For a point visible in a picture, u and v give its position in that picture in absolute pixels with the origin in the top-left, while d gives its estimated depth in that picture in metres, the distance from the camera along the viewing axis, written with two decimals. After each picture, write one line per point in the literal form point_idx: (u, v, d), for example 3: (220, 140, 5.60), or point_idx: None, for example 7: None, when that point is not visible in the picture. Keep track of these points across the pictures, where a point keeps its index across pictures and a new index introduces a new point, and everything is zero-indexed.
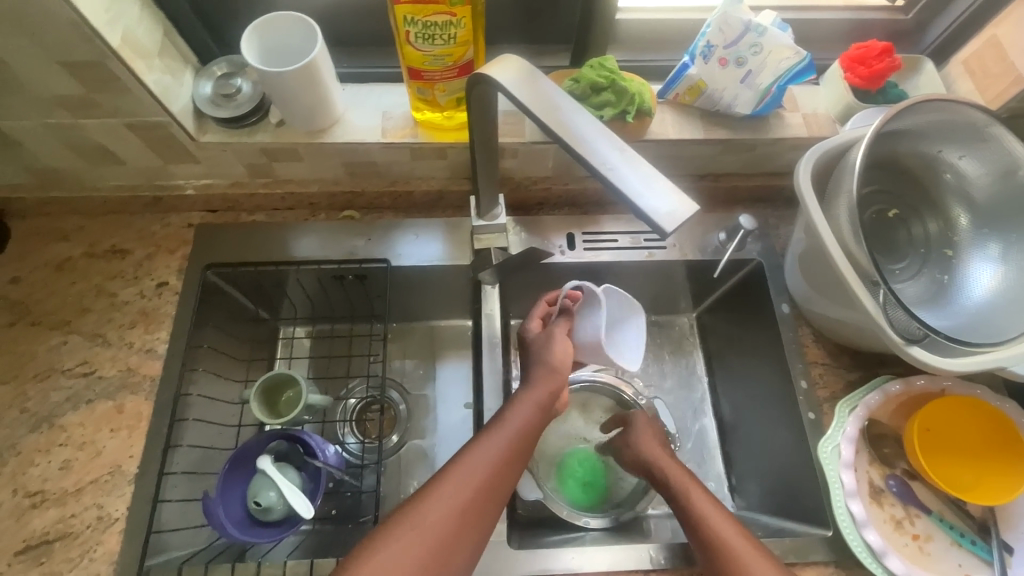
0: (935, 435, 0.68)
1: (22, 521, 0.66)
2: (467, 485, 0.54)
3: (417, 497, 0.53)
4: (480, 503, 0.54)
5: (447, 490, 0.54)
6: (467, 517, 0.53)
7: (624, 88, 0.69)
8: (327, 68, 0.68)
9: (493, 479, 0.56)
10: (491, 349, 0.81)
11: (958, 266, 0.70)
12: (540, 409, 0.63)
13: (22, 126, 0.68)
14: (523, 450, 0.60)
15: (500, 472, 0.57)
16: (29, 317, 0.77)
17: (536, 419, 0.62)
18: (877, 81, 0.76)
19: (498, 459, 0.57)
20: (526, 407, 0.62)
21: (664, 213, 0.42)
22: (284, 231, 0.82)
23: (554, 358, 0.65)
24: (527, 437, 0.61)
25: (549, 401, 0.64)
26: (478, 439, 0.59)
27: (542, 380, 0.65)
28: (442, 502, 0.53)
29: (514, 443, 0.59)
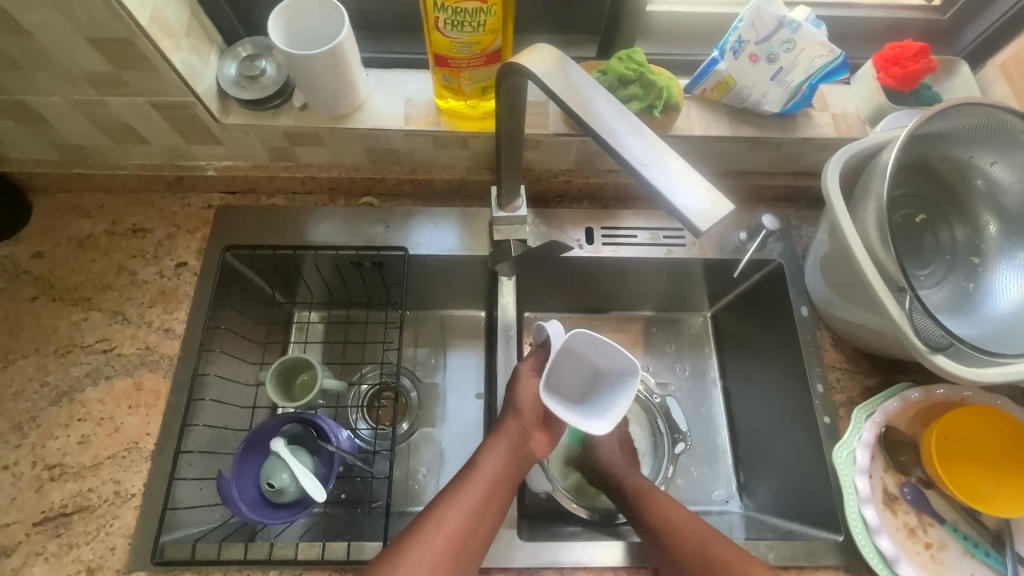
0: (953, 444, 0.68)
1: (41, 492, 0.67)
2: (442, 533, 0.58)
3: (396, 545, 0.57)
4: (457, 549, 0.58)
5: (424, 539, 0.57)
6: (443, 566, 0.56)
7: (652, 82, 0.68)
8: (353, 53, 0.68)
9: (469, 525, 0.59)
10: (506, 340, 0.81)
11: (984, 275, 0.69)
12: (513, 453, 0.66)
13: (49, 102, 0.68)
14: (498, 494, 0.63)
15: (475, 517, 0.60)
16: (51, 292, 0.78)
17: (509, 463, 0.66)
18: (910, 83, 0.74)
19: (473, 505, 0.61)
20: (498, 452, 0.66)
21: (698, 210, 0.42)
22: (304, 215, 0.83)
23: (523, 403, 0.69)
24: (501, 482, 0.64)
25: (521, 444, 0.68)
26: (453, 487, 0.63)
27: (515, 424, 0.68)
28: (419, 549, 0.56)
29: (488, 491, 0.63)
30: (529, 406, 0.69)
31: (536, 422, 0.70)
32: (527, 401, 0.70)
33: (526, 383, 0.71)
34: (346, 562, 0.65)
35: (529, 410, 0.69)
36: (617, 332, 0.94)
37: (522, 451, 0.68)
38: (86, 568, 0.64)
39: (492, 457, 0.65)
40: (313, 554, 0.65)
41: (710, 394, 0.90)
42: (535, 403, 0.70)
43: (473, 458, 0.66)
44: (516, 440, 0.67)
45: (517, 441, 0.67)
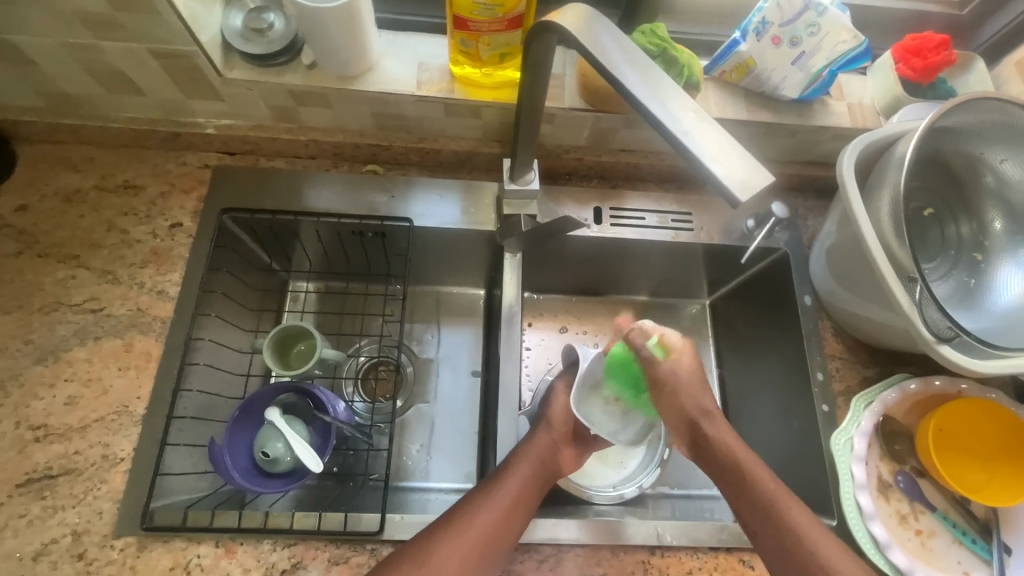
0: (947, 435, 0.69)
1: (25, 453, 0.65)
2: (471, 532, 0.58)
3: (425, 539, 0.57)
4: (484, 547, 0.58)
5: (454, 536, 0.57)
6: (470, 564, 0.56)
7: (675, 58, 0.66)
8: (367, 10, 0.65)
9: (497, 525, 0.59)
10: (509, 325, 0.78)
11: (987, 270, 0.70)
12: (543, 464, 0.66)
13: (40, 43, 0.64)
14: (528, 499, 0.63)
15: (505, 520, 0.60)
16: (36, 247, 0.74)
17: (538, 472, 0.65)
18: (930, 74, 0.74)
19: (502, 507, 0.60)
20: (529, 460, 0.65)
21: (737, 182, 0.41)
22: (304, 180, 0.80)
23: (555, 419, 0.70)
24: (531, 489, 0.63)
25: (551, 456, 0.67)
26: (482, 488, 0.62)
27: (546, 437, 0.68)
28: (449, 545, 0.57)
29: (518, 496, 0.62)
30: (561, 421, 0.70)
31: (566, 438, 0.70)
32: (560, 416, 0.71)
33: (561, 403, 0.73)
34: (343, 533, 0.64)
35: (561, 425, 0.70)
36: (618, 315, 0.94)
37: (551, 462, 0.67)
38: (71, 532, 0.62)
39: (523, 463, 0.65)
40: (308, 524, 0.64)
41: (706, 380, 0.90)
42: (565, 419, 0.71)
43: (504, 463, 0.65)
44: (546, 451, 0.67)
45: (547, 452, 0.67)
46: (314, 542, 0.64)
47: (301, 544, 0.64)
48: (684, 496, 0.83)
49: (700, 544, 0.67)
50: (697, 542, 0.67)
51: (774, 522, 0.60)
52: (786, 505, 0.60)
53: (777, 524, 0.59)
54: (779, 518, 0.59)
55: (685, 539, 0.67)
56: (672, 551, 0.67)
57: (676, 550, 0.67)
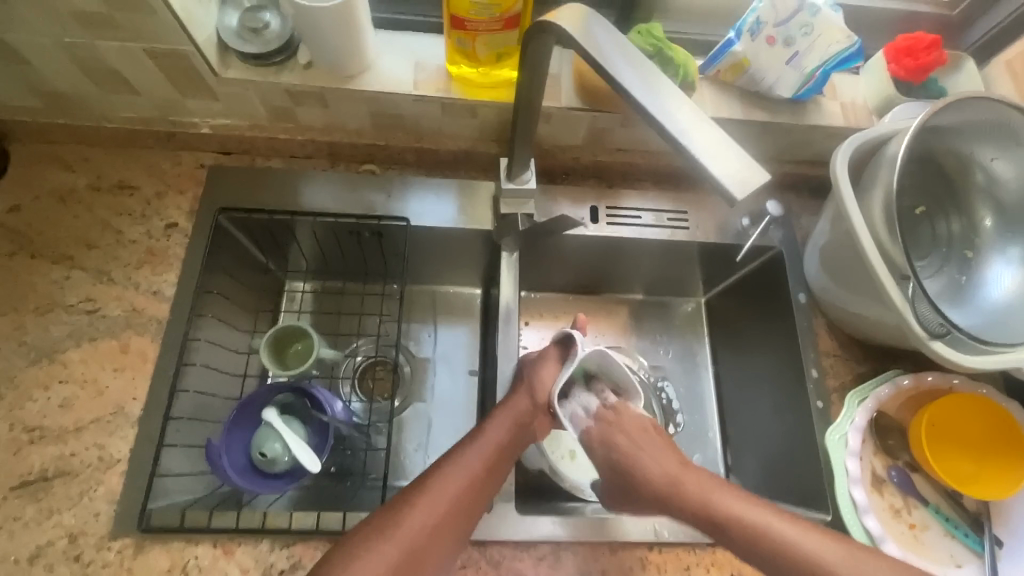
0: (939, 430, 0.70)
1: (20, 455, 0.64)
2: (442, 497, 0.58)
3: (397, 503, 0.57)
4: (455, 512, 0.58)
5: (425, 501, 0.57)
6: (441, 528, 0.57)
7: (671, 57, 0.67)
8: (364, 10, 0.65)
9: (466, 490, 0.59)
10: (506, 322, 0.78)
11: (978, 267, 0.71)
12: (518, 430, 0.66)
13: (34, 42, 0.64)
14: (499, 466, 0.63)
15: (476, 485, 0.60)
16: (29, 248, 0.73)
17: (512, 438, 0.65)
18: (920, 75, 0.75)
19: (473, 473, 0.61)
20: (502, 426, 0.65)
21: (735, 179, 0.41)
22: (301, 179, 0.80)
23: (540, 385, 0.68)
24: (503, 456, 0.64)
25: (528, 422, 0.67)
26: (454, 454, 0.62)
27: (524, 402, 0.67)
28: (420, 508, 0.57)
29: (489, 463, 0.62)
30: (544, 390, 0.68)
31: (546, 407, 0.68)
32: (544, 383, 0.69)
33: (548, 369, 0.70)
34: (341, 532, 0.64)
35: (543, 394, 0.68)
36: (614, 313, 0.95)
37: (526, 427, 0.67)
38: (68, 534, 0.62)
39: (495, 429, 0.65)
40: (306, 524, 0.64)
41: (702, 378, 0.91)
42: (547, 386, 0.69)
43: (475, 429, 0.65)
44: (522, 417, 0.66)
45: (523, 418, 0.66)
46: (313, 542, 0.64)
47: (299, 544, 0.64)
48: None
49: (697, 539, 0.67)
50: (694, 538, 0.67)
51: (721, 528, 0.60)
52: (735, 507, 0.60)
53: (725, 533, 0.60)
54: (721, 526, 0.60)
55: (683, 535, 0.67)
56: (670, 547, 0.67)
57: (674, 546, 0.67)
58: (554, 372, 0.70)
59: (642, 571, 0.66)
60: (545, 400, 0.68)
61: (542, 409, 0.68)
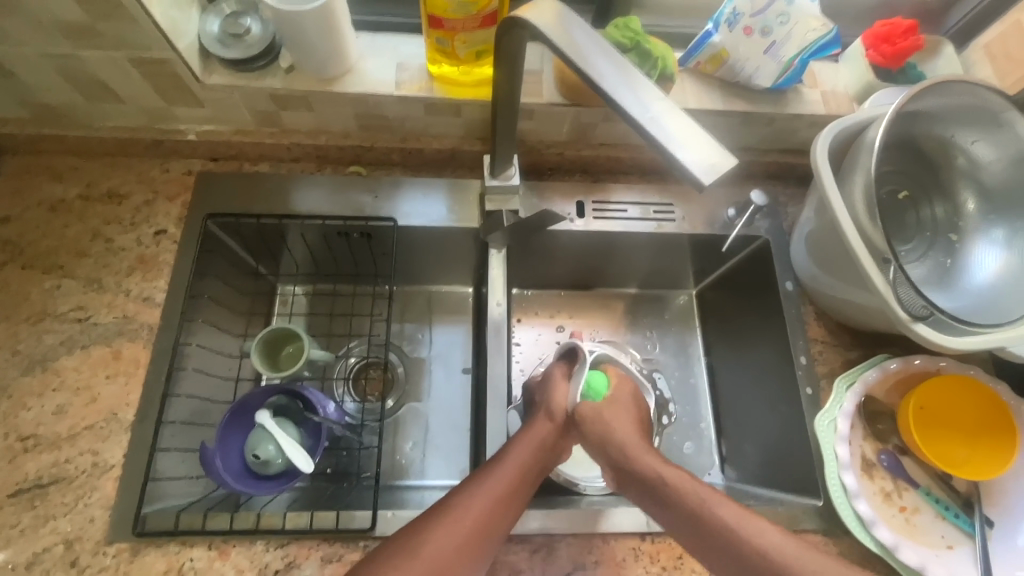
0: (928, 413, 0.71)
1: (15, 463, 0.65)
2: (466, 519, 0.56)
3: (419, 526, 0.56)
4: (480, 536, 0.56)
5: (449, 524, 0.55)
6: (465, 553, 0.54)
7: (649, 51, 0.67)
8: (344, 12, 0.66)
9: (491, 513, 0.57)
10: (496, 332, 0.78)
11: (963, 250, 0.71)
12: (540, 451, 0.65)
13: (18, 54, 0.65)
14: (523, 489, 0.61)
15: (501, 508, 0.58)
16: (21, 258, 0.74)
17: (537, 458, 0.64)
18: (899, 60, 0.75)
19: (498, 496, 0.59)
20: (528, 448, 0.64)
21: (703, 166, 0.42)
22: (289, 183, 0.80)
23: (559, 403, 0.69)
24: (528, 478, 0.62)
25: (550, 443, 0.66)
26: (478, 476, 0.61)
27: (545, 423, 0.67)
28: (443, 532, 0.55)
29: (514, 483, 0.60)
30: (563, 407, 0.69)
31: (566, 423, 0.69)
32: (561, 402, 0.70)
33: (561, 388, 0.71)
34: (335, 531, 0.65)
35: (563, 411, 0.69)
36: (606, 307, 0.95)
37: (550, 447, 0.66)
38: (64, 540, 0.63)
39: (520, 450, 0.64)
40: (301, 523, 0.65)
41: (694, 369, 0.91)
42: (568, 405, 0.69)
43: (500, 451, 0.64)
44: (546, 437, 0.66)
45: (544, 439, 0.66)
46: (308, 541, 0.65)
47: (294, 544, 0.65)
48: None
49: None
50: None
51: (706, 535, 0.55)
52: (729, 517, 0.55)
53: (708, 539, 0.55)
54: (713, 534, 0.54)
55: None
56: (662, 537, 0.67)
57: (666, 536, 0.68)
58: (567, 390, 0.71)
59: (635, 562, 0.66)
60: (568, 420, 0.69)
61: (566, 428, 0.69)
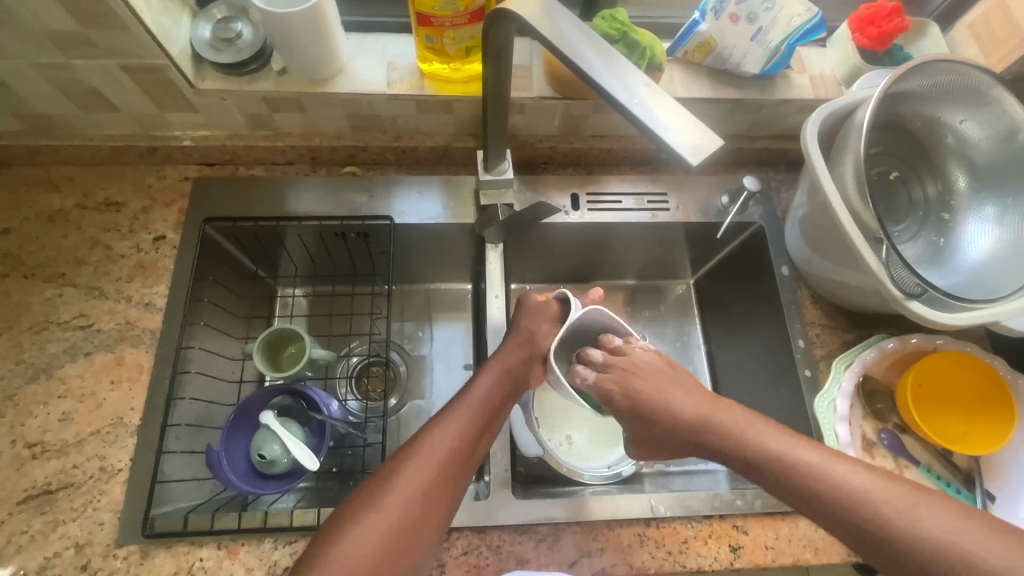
0: (926, 391, 0.71)
1: (22, 471, 0.66)
2: (429, 459, 0.56)
3: (385, 471, 0.56)
4: (444, 474, 0.56)
5: (411, 465, 0.55)
6: (429, 493, 0.54)
7: (636, 40, 0.68)
8: (333, 13, 0.67)
9: (454, 450, 0.57)
10: (494, 332, 0.79)
11: (955, 228, 0.72)
12: (505, 383, 0.64)
13: (13, 66, 0.65)
14: (487, 423, 0.61)
15: (464, 444, 0.58)
16: (22, 268, 0.75)
17: (502, 391, 0.63)
18: (885, 42, 0.76)
19: (461, 434, 0.58)
20: (491, 380, 0.64)
21: (690, 148, 0.42)
22: (285, 186, 0.81)
23: (542, 342, 0.66)
24: (491, 412, 0.62)
25: (518, 372, 0.65)
26: (443, 414, 0.60)
27: (511, 352, 0.66)
28: (407, 472, 0.55)
29: (478, 418, 0.61)
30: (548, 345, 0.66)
31: (538, 357, 0.66)
32: (542, 338, 0.66)
33: (544, 325, 0.68)
34: None
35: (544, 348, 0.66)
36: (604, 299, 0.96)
37: (519, 376, 0.65)
38: (74, 545, 0.63)
39: (483, 383, 0.64)
40: (307, 521, 0.65)
41: (694, 357, 0.92)
42: (547, 343, 0.66)
43: (463, 389, 0.63)
44: (512, 369, 0.65)
45: (512, 369, 0.65)
46: (316, 538, 0.65)
47: (302, 541, 0.65)
48: (680, 472, 0.84)
49: (693, 513, 0.68)
50: (692, 511, 0.68)
51: (760, 469, 0.55)
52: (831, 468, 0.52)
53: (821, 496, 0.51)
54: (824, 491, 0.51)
55: (679, 509, 0.68)
56: (667, 523, 0.68)
57: (671, 521, 0.68)
58: (551, 331, 0.67)
59: (641, 548, 0.67)
60: (544, 352, 0.66)
61: (538, 357, 0.66)
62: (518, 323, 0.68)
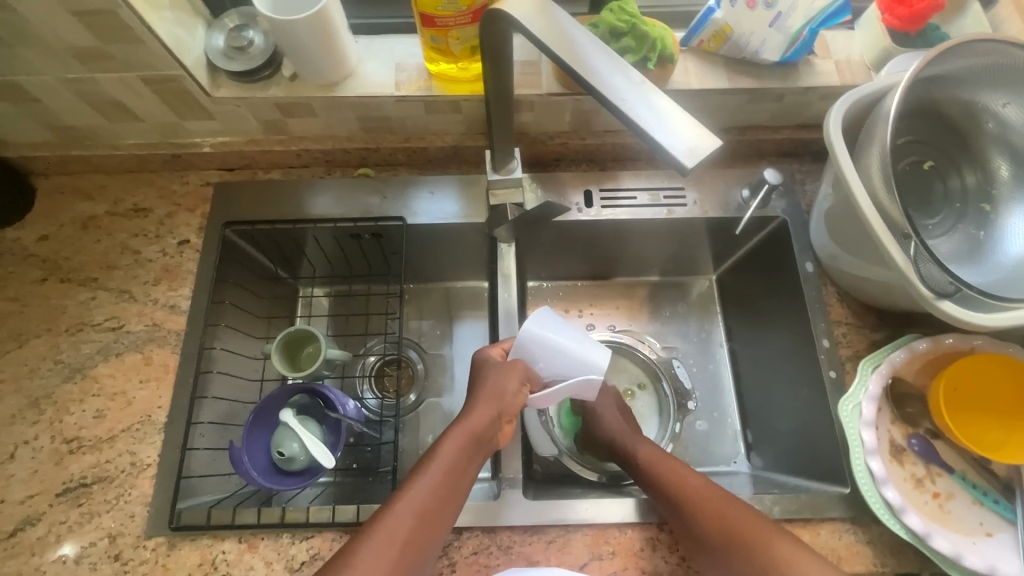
0: (962, 394, 0.67)
1: (61, 465, 0.70)
2: (395, 534, 0.54)
3: (347, 548, 0.54)
4: (410, 549, 0.55)
5: (377, 540, 0.54)
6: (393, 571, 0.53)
7: (646, 33, 0.66)
8: (339, 17, 0.67)
9: (419, 526, 0.56)
10: (508, 320, 0.79)
11: (996, 221, 0.67)
12: (473, 446, 0.62)
13: (41, 81, 0.69)
14: (454, 490, 0.59)
15: (430, 517, 0.57)
16: (58, 273, 0.79)
17: (468, 457, 0.61)
18: (917, 22, 0.71)
19: (426, 507, 0.57)
20: (456, 447, 0.61)
21: (685, 149, 0.41)
22: (303, 189, 0.83)
23: (506, 390, 0.65)
24: (459, 477, 0.60)
25: (488, 432, 0.63)
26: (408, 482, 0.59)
27: (481, 411, 0.64)
28: (370, 549, 0.53)
29: (445, 484, 0.59)
30: (507, 399, 0.65)
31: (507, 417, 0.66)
32: (512, 391, 0.65)
33: (512, 379, 0.65)
34: (356, 523, 0.67)
35: (508, 405, 0.65)
36: (623, 297, 0.94)
37: (484, 439, 0.63)
38: (107, 535, 0.67)
39: (449, 447, 0.61)
40: (323, 517, 0.67)
41: (715, 355, 0.90)
42: (518, 404, 0.65)
43: (428, 453, 0.61)
44: (481, 432, 0.63)
45: (480, 431, 0.63)
46: (331, 534, 0.67)
47: (318, 537, 0.67)
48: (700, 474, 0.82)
49: None
50: None
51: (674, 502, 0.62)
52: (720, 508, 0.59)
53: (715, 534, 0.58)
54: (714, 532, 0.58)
55: None
56: None
57: None
58: (518, 388, 0.66)
59: (653, 552, 0.66)
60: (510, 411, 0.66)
61: (505, 416, 0.65)
62: (483, 385, 0.66)
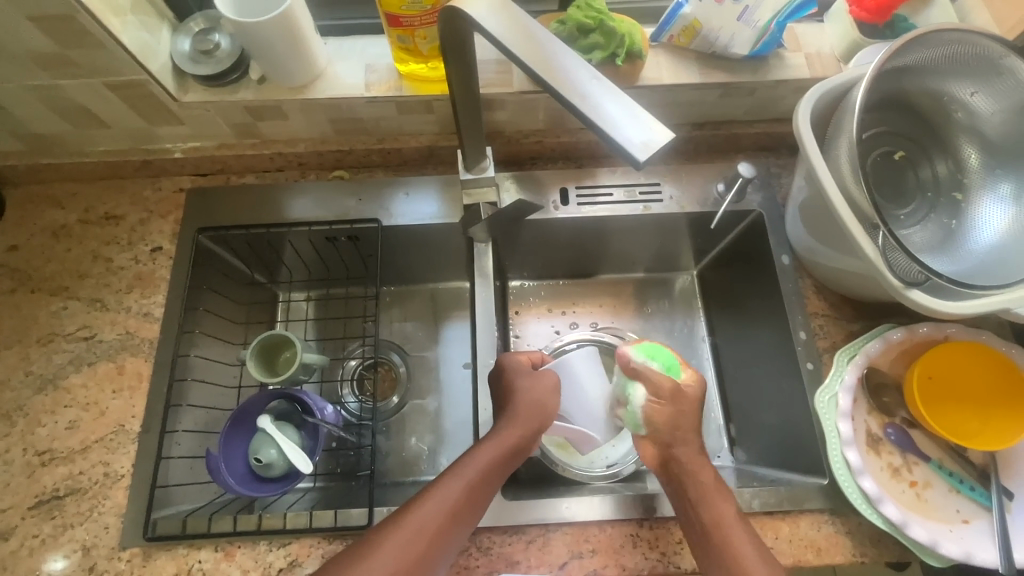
0: (937, 383, 0.67)
1: (33, 477, 0.69)
2: (421, 532, 0.53)
3: (367, 541, 0.53)
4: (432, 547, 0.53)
5: (400, 534, 0.53)
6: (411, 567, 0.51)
7: (613, 29, 0.66)
8: (305, 19, 0.67)
9: (446, 526, 0.54)
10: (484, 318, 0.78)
11: (967, 210, 0.67)
12: (508, 455, 0.62)
13: (5, 89, 0.68)
14: (482, 495, 0.59)
15: (457, 519, 0.56)
16: (29, 283, 0.78)
17: (503, 464, 0.61)
18: (884, 13, 0.72)
19: (456, 508, 0.56)
20: (494, 453, 0.61)
21: (639, 143, 0.41)
22: (278, 193, 0.82)
23: (536, 399, 0.67)
24: (489, 483, 0.60)
25: (523, 444, 0.64)
26: (439, 482, 0.58)
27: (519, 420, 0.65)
28: (393, 542, 0.52)
29: (475, 487, 0.58)
30: (531, 410, 0.66)
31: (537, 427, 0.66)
32: (548, 402, 0.68)
33: (545, 387, 0.69)
34: (334, 529, 0.66)
35: (540, 416, 0.67)
36: (605, 294, 0.94)
37: (519, 452, 0.63)
38: (80, 548, 0.66)
39: (485, 456, 0.61)
40: (300, 523, 0.67)
41: (698, 350, 0.90)
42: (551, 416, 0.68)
43: (465, 454, 0.61)
44: (518, 443, 0.63)
45: (518, 442, 0.63)
46: (308, 539, 0.66)
47: (295, 543, 0.66)
48: None
49: None
50: None
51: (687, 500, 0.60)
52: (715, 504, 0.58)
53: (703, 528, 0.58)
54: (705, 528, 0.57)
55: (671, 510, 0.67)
56: (660, 523, 0.67)
57: (665, 522, 0.67)
58: (553, 399, 0.69)
59: (633, 549, 0.65)
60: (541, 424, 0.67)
61: (541, 431, 0.67)
62: (518, 398, 0.66)
